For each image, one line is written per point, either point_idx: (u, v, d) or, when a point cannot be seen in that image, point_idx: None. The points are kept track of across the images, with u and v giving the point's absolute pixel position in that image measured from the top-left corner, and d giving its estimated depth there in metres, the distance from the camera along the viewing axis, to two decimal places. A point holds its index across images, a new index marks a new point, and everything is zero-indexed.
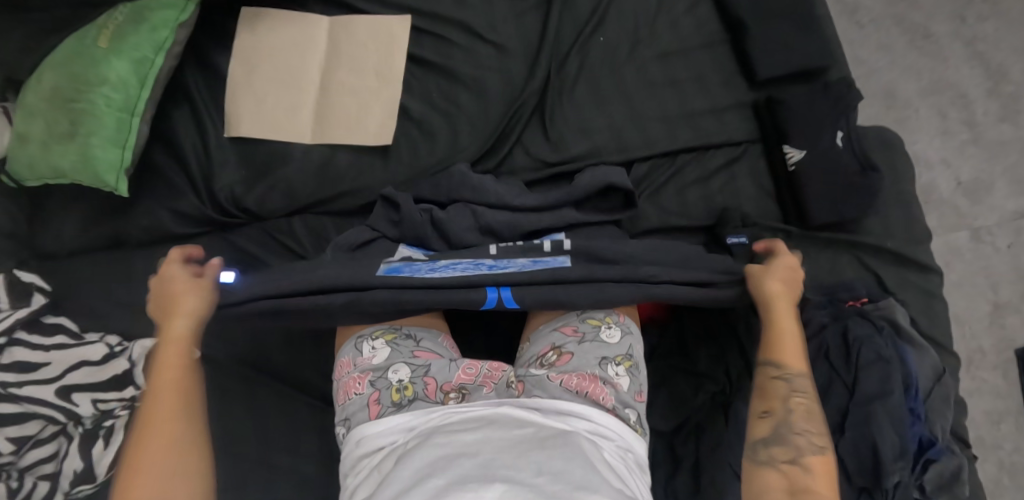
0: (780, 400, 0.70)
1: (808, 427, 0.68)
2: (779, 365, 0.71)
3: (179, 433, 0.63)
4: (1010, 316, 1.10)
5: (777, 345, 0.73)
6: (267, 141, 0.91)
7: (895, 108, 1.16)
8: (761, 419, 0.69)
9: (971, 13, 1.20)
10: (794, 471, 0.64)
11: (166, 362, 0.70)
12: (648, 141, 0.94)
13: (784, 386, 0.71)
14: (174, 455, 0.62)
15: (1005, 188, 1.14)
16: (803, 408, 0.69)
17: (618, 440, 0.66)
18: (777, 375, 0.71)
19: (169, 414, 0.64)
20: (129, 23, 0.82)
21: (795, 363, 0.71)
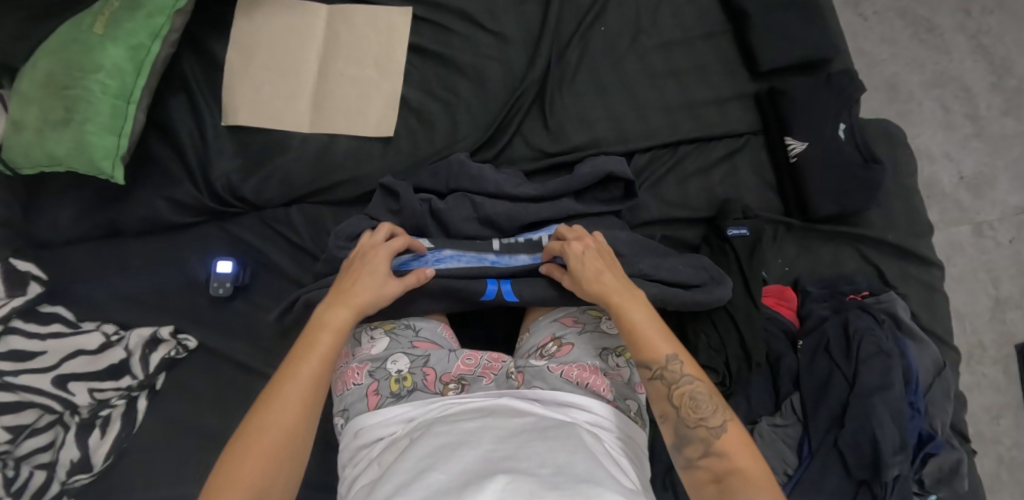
0: (665, 399, 0.64)
1: (702, 411, 0.62)
2: (649, 364, 0.64)
3: (290, 414, 0.60)
4: (1010, 311, 1.10)
5: (638, 338, 0.65)
6: (264, 130, 0.91)
7: (897, 101, 1.15)
8: (662, 424, 0.64)
9: (976, 6, 1.19)
10: (714, 464, 0.60)
11: (316, 334, 0.65)
12: (649, 132, 0.94)
13: (662, 382, 0.64)
14: (274, 437, 0.59)
15: (1007, 182, 1.13)
16: (688, 394, 0.63)
17: (620, 432, 0.66)
18: (648, 373, 0.64)
19: (300, 404, 0.61)
20: (125, 9, 0.81)
21: (662, 348, 0.64)
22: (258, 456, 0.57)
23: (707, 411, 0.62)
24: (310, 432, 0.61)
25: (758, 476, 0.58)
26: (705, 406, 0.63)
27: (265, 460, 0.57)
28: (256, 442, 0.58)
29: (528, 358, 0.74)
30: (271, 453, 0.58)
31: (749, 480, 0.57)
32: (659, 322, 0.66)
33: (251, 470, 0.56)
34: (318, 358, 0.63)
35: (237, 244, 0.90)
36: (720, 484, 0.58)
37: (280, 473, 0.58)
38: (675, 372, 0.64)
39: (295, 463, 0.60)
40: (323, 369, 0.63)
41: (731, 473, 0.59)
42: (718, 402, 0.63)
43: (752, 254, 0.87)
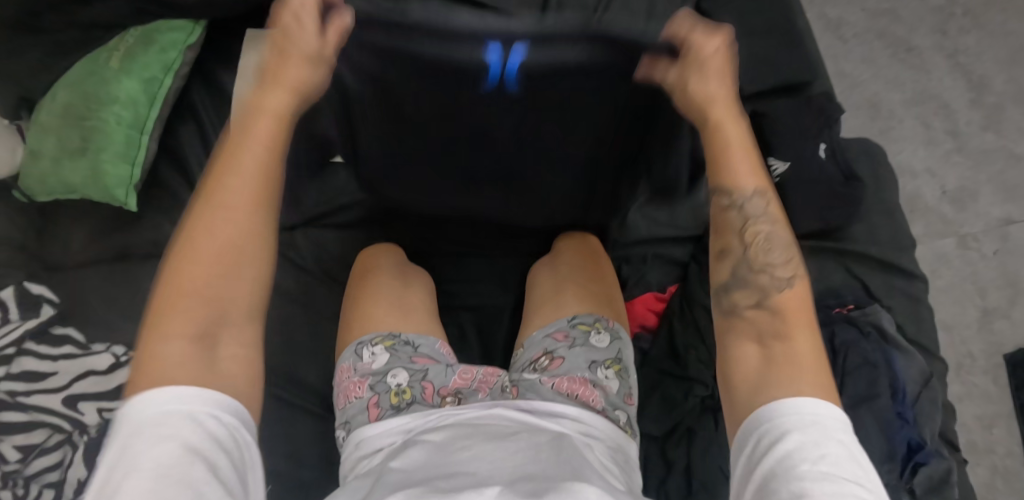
0: (733, 231, 0.59)
1: (772, 251, 0.57)
2: (731, 192, 0.59)
3: (238, 259, 0.53)
4: (998, 321, 1.13)
5: (720, 161, 0.59)
6: None
7: (880, 118, 1.17)
8: (721, 262, 0.59)
9: (952, 27, 1.25)
10: (761, 318, 0.55)
11: (257, 120, 0.57)
12: None
13: (732, 213, 0.59)
14: (212, 279, 0.51)
15: (989, 195, 1.18)
16: (762, 235, 0.58)
17: (611, 441, 0.67)
18: (723, 201, 0.59)
19: (235, 241, 0.53)
20: (139, 45, 0.87)
21: (747, 182, 0.58)
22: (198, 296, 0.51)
23: (778, 258, 0.57)
24: (263, 257, 0.55)
25: (811, 355, 0.52)
26: (774, 254, 0.57)
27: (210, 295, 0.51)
28: (194, 290, 0.51)
29: (522, 372, 0.76)
30: (213, 294, 0.51)
31: (798, 357, 0.52)
32: (755, 157, 0.60)
33: (189, 300, 0.50)
34: (253, 162, 0.55)
35: None
36: (761, 346, 0.54)
37: (216, 318, 0.51)
38: (756, 205, 0.58)
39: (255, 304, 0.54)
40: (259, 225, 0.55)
41: (778, 339, 0.53)
42: (792, 253, 0.58)
43: None
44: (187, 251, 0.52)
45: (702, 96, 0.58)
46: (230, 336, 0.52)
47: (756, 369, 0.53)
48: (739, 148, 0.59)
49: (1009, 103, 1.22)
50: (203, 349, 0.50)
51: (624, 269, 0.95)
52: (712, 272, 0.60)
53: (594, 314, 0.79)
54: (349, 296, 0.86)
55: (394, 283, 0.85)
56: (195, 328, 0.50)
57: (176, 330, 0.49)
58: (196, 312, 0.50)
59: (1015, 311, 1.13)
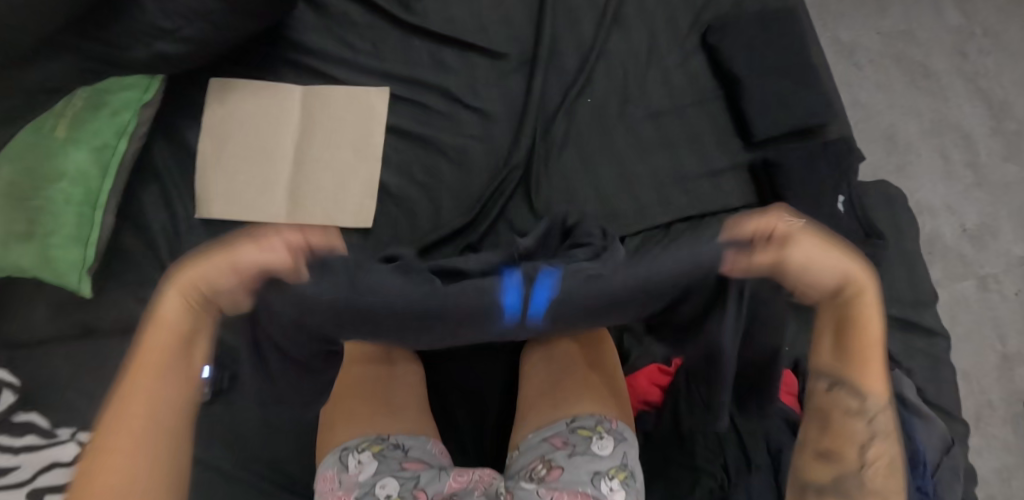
0: (852, 443, 0.56)
1: (877, 460, 0.56)
2: (857, 395, 0.55)
3: (151, 448, 0.52)
4: (1018, 367, 1.07)
5: (854, 356, 0.54)
6: (238, 221, 0.87)
7: (897, 152, 1.09)
8: (821, 463, 0.57)
9: (972, 48, 1.17)
10: (872, 498, 0.55)
11: (153, 334, 0.51)
12: (640, 210, 0.89)
13: (859, 425, 0.56)
14: (134, 460, 0.51)
15: (1010, 232, 1.11)
16: (881, 458, 0.56)
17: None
18: (849, 406, 0.55)
19: (156, 427, 0.52)
20: (87, 109, 0.79)
21: (874, 393, 0.55)
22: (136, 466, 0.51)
23: (894, 490, 0.56)
24: (174, 462, 0.53)
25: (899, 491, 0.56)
26: (882, 404, 0.55)
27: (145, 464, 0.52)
28: (113, 476, 0.50)
29: (518, 480, 0.70)
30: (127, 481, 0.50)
31: None
32: (884, 361, 0.55)
33: (107, 490, 0.49)
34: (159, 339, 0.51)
35: None
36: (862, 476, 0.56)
37: None
38: (879, 416, 0.56)
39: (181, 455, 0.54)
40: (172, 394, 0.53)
41: None
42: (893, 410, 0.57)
43: None
44: (107, 432, 0.51)
45: (825, 292, 0.53)
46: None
47: None
48: (877, 345, 0.54)
49: None
50: None
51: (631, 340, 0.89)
52: (808, 463, 0.58)
53: (594, 417, 0.73)
54: (336, 380, 0.80)
55: (381, 369, 0.81)
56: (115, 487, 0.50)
57: None
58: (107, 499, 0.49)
59: None
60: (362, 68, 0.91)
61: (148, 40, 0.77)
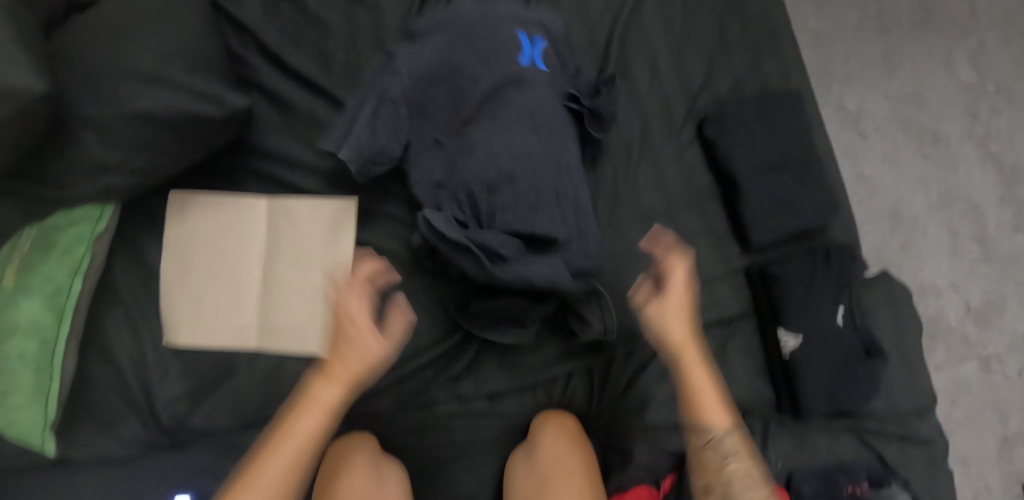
0: (710, 470, 0.66)
1: (748, 478, 0.64)
2: (704, 430, 0.67)
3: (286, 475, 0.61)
4: (1019, 449, 1.04)
5: (694, 401, 0.69)
6: (209, 350, 0.83)
7: (902, 229, 1.04)
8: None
9: (984, 108, 1.11)
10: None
11: (306, 410, 0.65)
12: (628, 327, 0.86)
13: (716, 456, 0.66)
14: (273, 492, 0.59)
15: (1016, 308, 1.06)
16: (739, 472, 0.64)
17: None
18: (705, 442, 0.67)
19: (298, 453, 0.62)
20: (35, 252, 0.73)
21: (718, 422, 0.67)
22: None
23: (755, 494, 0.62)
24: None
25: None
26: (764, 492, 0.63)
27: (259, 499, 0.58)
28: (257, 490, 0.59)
29: None
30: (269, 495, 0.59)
31: None
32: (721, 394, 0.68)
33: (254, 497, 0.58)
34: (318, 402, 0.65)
35: None
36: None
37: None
38: (732, 445, 0.66)
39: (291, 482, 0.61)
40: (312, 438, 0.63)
41: None
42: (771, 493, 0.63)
43: None
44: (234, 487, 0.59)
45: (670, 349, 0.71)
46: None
47: None
48: (708, 391, 0.69)
49: None
50: None
51: (617, 457, 0.83)
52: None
53: None
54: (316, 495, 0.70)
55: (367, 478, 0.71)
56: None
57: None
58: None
59: None
60: (333, 179, 0.86)
61: (88, 172, 0.71)
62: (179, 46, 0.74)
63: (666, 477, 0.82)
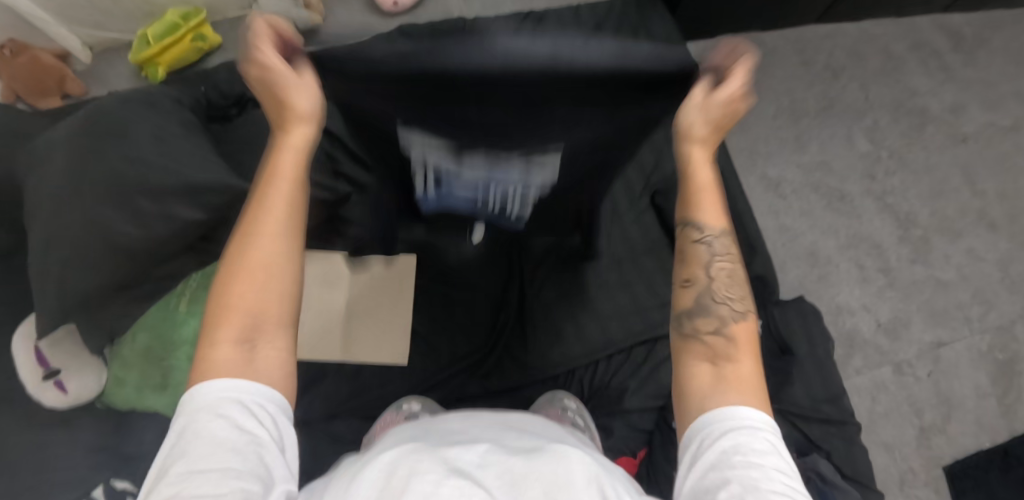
0: (700, 266, 0.70)
1: (729, 292, 0.69)
2: (698, 227, 0.71)
3: (275, 254, 0.63)
4: (935, 437, 1.29)
5: (693, 192, 0.72)
6: (306, 360, 1.18)
7: (819, 265, 1.37)
8: (684, 290, 0.70)
9: (880, 170, 1.44)
10: (718, 344, 0.66)
11: (272, 177, 0.65)
12: (608, 339, 1.19)
13: (703, 247, 0.70)
14: (271, 271, 0.62)
15: (920, 322, 1.35)
16: (725, 271, 0.70)
17: (707, 418, 0.60)
18: (696, 235, 0.71)
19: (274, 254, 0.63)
20: (200, 287, 1.08)
21: (707, 214, 0.71)
22: (254, 276, 0.62)
23: (735, 294, 0.69)
24: (287, 267, 0.64)
25: (750, 372, 0.63)
26: (733, 290, 0.70)
27: (256, 271, 0.62)
28: (251, 274, 0.62)
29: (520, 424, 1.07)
30: (268, 281, 0.62)
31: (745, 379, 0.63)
32: (721, 196, 0.72)
33: (249, 289, 0.61)
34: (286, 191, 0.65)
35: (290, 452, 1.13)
36: (715, 365, 0.64)
37: (262, 314, 0.62)
38: (719, 242, 0.70)
39: (283, 237, 0.64)
40: (289, 205, 0.65)
41: (727, 358, 0.64)
42: (745, 294, 0.70)
43: None
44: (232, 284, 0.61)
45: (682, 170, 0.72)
46: (283, 292, 0.63)
47: (709, 379, 0.63)
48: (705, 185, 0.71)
49: (933, 235, 1.41)
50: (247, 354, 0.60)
51: (603, 430, 1.15)
52: (676, 294, 0.70)
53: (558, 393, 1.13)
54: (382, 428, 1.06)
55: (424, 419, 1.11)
56: (252, 317, 0.61)
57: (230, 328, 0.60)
58: (247, 304, 0.61)
59: (949, 426, 1.29)
60: None
61: None
62: None
63: (640, 449, 1.16)
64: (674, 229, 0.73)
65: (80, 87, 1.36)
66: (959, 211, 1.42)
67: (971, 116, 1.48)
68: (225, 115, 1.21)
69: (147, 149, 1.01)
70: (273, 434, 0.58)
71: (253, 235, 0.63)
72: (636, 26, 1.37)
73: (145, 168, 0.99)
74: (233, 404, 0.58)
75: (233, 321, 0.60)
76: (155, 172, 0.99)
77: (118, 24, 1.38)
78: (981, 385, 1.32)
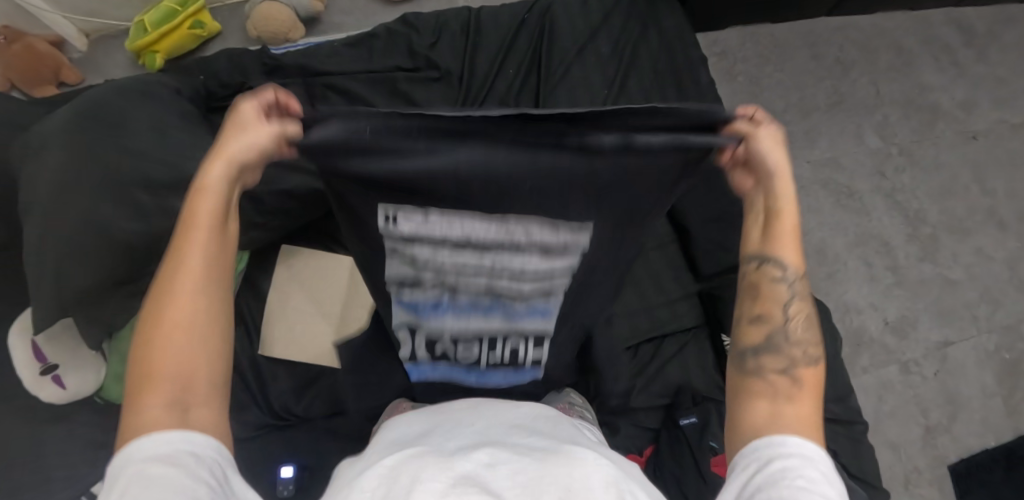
0: (777, 304, 0.67)
1: (802, 333, 0.67)
2: (779, 265, 0.66)
3: (200, 298, 0.61)
4: (941, 436, 1.28)
5: (776, 237, 0.67)
6: (292, 359, 1.16)
7: (826, 263, 1.37)
8: (753, 327, 0.67)
9: (890, 166, 1.43)
10: (783, 384, 0.64)
11: (198, 197, 0.62)
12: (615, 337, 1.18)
13: (782, 286, 0.67)
14: (194, 319, 0.61)
15: (927, 321, 1.34)
16: (801, 316, 0.67)
17: (758, 444, 0.59)
18: (774, 274, 0.67)
19: (191, 316, 0.61)
20: None
21: (791, 260, 0.66)
22: (179, 326, 0.60)
23: (808, 338, 0.67)
24: (212, 321, 0.62)
25: (811, 415, 0.62)
26: (806, 332, 0.67)
27: (183, 326, 0.60)
28: (179, 325, 0.60)
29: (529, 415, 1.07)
30: (188, 333, 0.60)
31: (802, 417, 0.62)
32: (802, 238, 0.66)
33: (171, 336, 0.60)
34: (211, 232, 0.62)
35: (294, 450, 1.13)
36: (774, 403, 0.64)
37: (189, 372, 0.60)
38: (797, 285, 0.67)
39: (209, 284, 0.62)
40: (213, 255, 0.62)
41: (789, 400, 0.63)
42: (818, 336, 0.68)
43: (702, 438, 1.12)
44: (153, 324, 0.60)
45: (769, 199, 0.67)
46: (210, 345, 0.62)
47: (765, 415, 0.63)
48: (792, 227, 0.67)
49: (942, 233, 1.39)
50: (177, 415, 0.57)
51: (608, 429, 1.14)
52: (743, 330, 0.68)
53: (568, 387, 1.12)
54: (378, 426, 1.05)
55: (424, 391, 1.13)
56: (178, 371, 0.59)
57: (156, 385, 0.58)
58: (170, 355, 0.59)
59: (955, 425, 1.29)
60: None
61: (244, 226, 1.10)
62: (307, 150, 1.16)
63: (646, 447, 1.15)
64: (744, 263, 0.69)
65: (76, 76, 1.34)
66: (969, 209, 1.41)
67: (983, 112, 1.47)
68: (225, 105, 1.24)
69: (150, 143, 1.03)
70: (215, 476, 0.55)
71: (170, 299, 0.61)
72: (646, 18, 1.35)
73: (150, 161, 1.02)
74: (200, 465, 0.55)
75: (164, 383, 0.58)
76: (163, 167, 1.02)
77: (116, 12, 1.36)
78: (987, 385, 1.31)
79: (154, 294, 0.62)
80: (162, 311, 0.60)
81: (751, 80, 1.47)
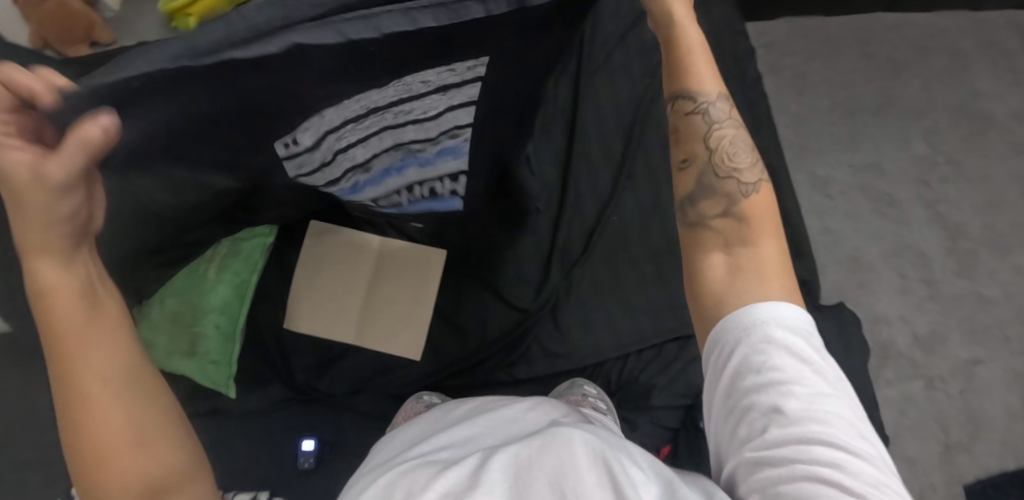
0: (699, 139, 0.68)
1: (737, 161, 0.67)
2: (693, 98, 0.67)
3: (106, 347, 0.60)
4: (959, 454, 1.26)
5: (684, 68, 0.68)
6: (316, 335, 1.17)
7: (860, 272, 1.34)
8: (685, 172, 0.69)
9: (934, 177, 1.38)
10: (729, 227, 0.65)
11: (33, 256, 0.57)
12: (641, 336, 1.17)
13: (701, 119, 0.67)
14: (113, 363, 0.60)
15: (958, 338, 1.32)
16: (727, 140, 0.67)
17: (737, 325, 0.58)
18: (690, 107, 0.68)
19: (112, 366, 0.60)
20: (229, 255, 1.08)
21: (710, 86, 0.67)
22: (100, 383, 0.59)
23: (743, 164, 0.67)
24: (133, 361, 0.61)
25: (765, 256, 0.63)
26: (739, 158, 0.67)
27: (105, 378, 0.59)
28: (104, 377, 0.59)
29: None
30: (114, 381, 0.59)
31: (759, 267, 0.62)
32: (711, 62, 0.68)
33: (100, 395, 0.58)
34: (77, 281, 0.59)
35: (314, 426, 1.14)
36: (729, 253, 0.64)
37: (141, 416, 0.60)
38: (720, 110, 0.68)
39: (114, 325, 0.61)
40: (94, 301, 0.60)
41: (744, 248, 0.63)
42: (752, 159, 0.68)
43: None
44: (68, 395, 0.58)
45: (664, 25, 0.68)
46: (142, 382, 0.61)
47: (723, 272, 0.63)
48: (700, 49, 0.67)
49: (982, 249, 1.36)
50: (148, 456, 0.60)
51: (627, 426, 1.13)
52: (678, 179, 0.69)
53: (589, 381, 1.11)
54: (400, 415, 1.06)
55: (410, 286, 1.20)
56: (126, 418, 0.59)
57: (121, 441, 0.59)
58: (114, 410, 0.59)
59: (975, 444, 1.27)
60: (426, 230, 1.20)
61: None
62: None
63: (664, 447, 1.14)
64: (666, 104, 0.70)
65: (108, 35, 1.32)
66: (1011, 225, 1.37)
67: None
68: None
69: None
70: None
71: (68, 360, 0.58)
72: None
73: None
74: None
75: (118, 434, 0.59)
76: None
77: None
78: (1012, 406, 1.29)
79: (55, 365, 0.58)
80: (71, 379, 0.58)
81: (797, 75, 1.42)
